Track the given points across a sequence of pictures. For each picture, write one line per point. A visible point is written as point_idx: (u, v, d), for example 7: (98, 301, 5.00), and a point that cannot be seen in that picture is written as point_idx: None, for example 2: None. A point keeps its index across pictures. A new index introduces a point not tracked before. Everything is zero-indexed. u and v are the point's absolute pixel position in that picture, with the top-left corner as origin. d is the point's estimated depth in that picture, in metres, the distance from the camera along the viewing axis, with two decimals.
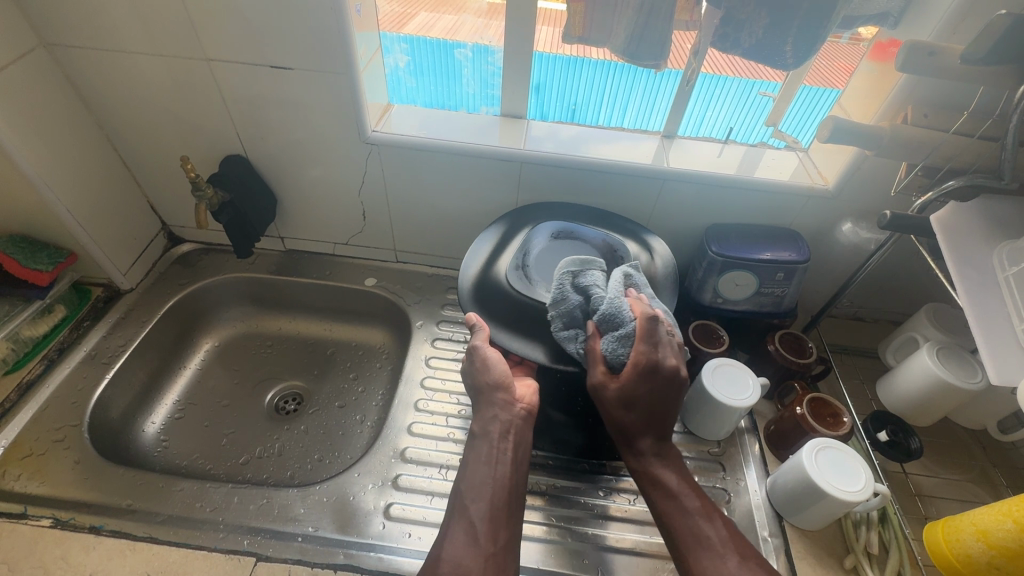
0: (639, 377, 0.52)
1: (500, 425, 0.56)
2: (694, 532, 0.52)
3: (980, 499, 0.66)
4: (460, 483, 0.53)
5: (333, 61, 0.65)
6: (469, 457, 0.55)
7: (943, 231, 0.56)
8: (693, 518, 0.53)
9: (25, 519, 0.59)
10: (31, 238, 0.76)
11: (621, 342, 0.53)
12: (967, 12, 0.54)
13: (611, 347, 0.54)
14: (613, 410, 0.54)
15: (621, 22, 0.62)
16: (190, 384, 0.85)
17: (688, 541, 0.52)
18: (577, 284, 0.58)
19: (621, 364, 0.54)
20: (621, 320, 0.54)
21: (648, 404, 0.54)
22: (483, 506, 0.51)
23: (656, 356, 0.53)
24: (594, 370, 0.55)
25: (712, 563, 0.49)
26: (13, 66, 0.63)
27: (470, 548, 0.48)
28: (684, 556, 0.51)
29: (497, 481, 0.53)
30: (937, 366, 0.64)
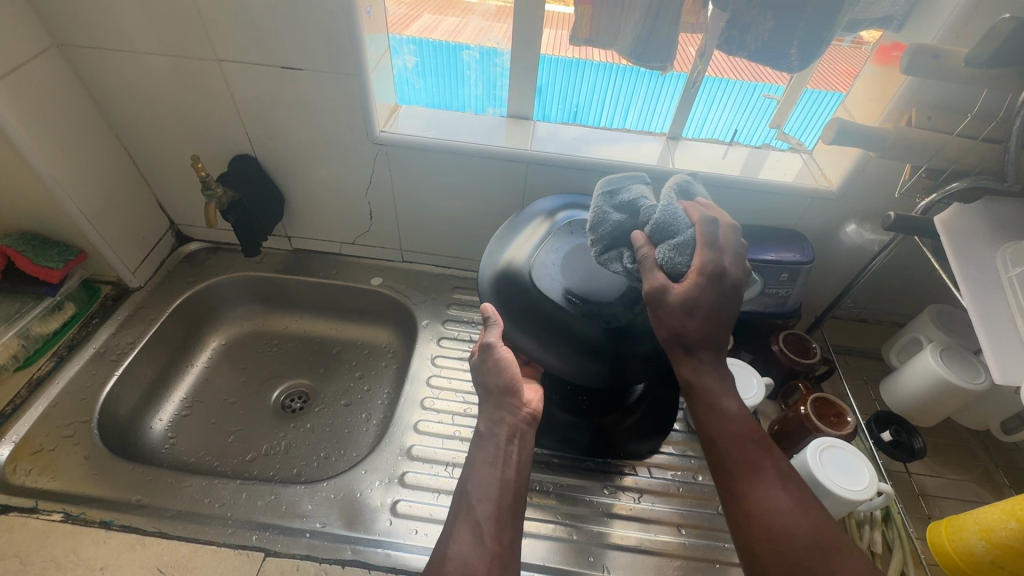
0: (702, 282, 0.49)
1: (508, 427, 0.56)
2: (748, 461, 0.49)
3: (984, 499, 0.67)
4: (467, 481, 0.53)
5: (342, 61, 0.66)
6: (474, 455, 0.55)
7: (947, 232, 0.56)
8: (745, 449, 0.49)
9: (35, 513, 0.59)
10: (42, 236, 0.76)
11: (685, 249, 0.50)
12: (971, 15, 0.55)
13: (670, 256, 0.50)
14: (673, 316, 0.50)
15: (628, 25, 0.63)
16: (197, 381, 0.85)
17: (738, 475, 0.48)
18: (624, 198, 0.55)
19: (678, 270, 0.50)
20: (678, 228, 0.51)
21: (710, 309, 0.50)
22: (489, 505, 0.51)
23: (719, 262, 0.50)
24: (649, 275, 0.51)
25: (763, 498, 0.47)
26: (27, 66, 0.63)
27: (478, 544, 0.48)
28: (732, 483, 0.48)
29: (504, 481, 0.53)
30: (940, 367, 0.64)
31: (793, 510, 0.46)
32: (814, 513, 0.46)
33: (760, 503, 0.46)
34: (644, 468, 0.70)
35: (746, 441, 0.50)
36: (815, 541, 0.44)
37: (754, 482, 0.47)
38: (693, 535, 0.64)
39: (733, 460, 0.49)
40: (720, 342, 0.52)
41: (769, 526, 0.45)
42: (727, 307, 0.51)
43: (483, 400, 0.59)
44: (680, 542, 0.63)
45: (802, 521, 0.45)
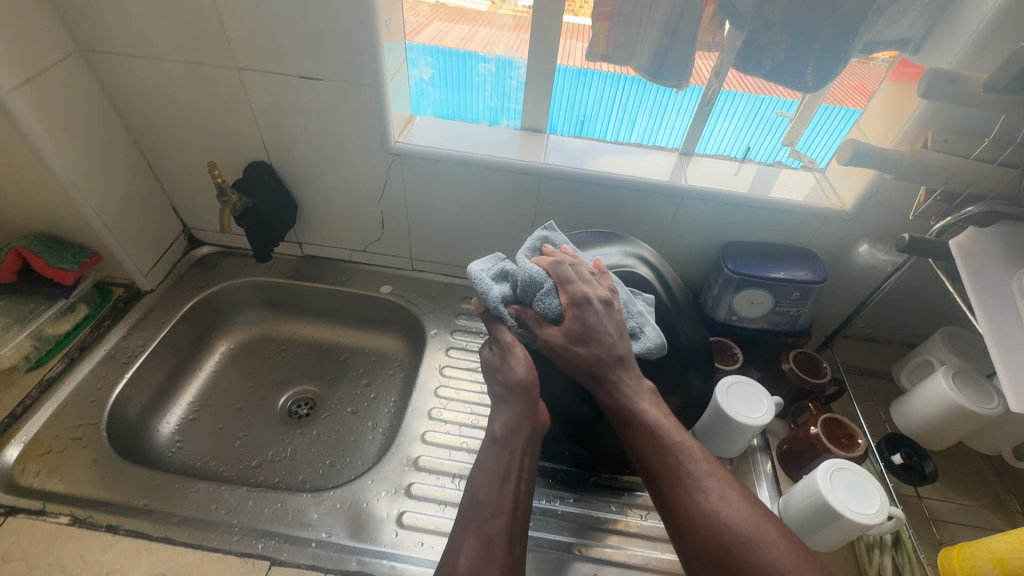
0: (575, 314, 0.54)
1: (524, 436, 0.54)
2: (674, 468, 0.48)
3: (995, 526, 0.66)
4: (477, 493, 0.52)
5: (360, 72, 0.67)
6: (486, 462, 0.54)
7: (962, 256, 0.56)
8: (671, 453, 0.48)
9: (43, 515, 0.59)
10: (57, 237, 0.77)
11: (549, 294, 0.55)
12: (989, 41, 0.55)
13: (545, 303, 0.55)
14: (568, 358, 0.53)
15: (645, 42, 0.63)
16: (204, 386, 0.86)
17: (670, 482, 0.47)
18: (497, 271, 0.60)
19: (555, 314, 0.55)
20: (537, 281, 0.55)
21: (588, 334, 0.53)
22: (500, 520, 0.50)
23: (579, 290, 0.55)
24: (537, 332, 0.55)
25: (694, 501, 0.46)
26: (50, 71, 0.64)
27: (484, 561, 0.48)
28: (665, 493, 0.47)
29: (514, 494, 0.52)
30: (952, 389, 0.64)
31: (722, 505, 0.45)
32: (745, 506, 0.45)
33: (691, 506, 0.45)
34: None
35: (670, 449, 0.49)
36: (746, 540, 0.43)
37: (682, 491, 0.46)
38: None
39: (656, 473, 0.48)
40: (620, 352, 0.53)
41: (704, 529, 0.44)
42: (608, 328, 0.53)
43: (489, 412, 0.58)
44: None
45: (736, 515, 0.44)
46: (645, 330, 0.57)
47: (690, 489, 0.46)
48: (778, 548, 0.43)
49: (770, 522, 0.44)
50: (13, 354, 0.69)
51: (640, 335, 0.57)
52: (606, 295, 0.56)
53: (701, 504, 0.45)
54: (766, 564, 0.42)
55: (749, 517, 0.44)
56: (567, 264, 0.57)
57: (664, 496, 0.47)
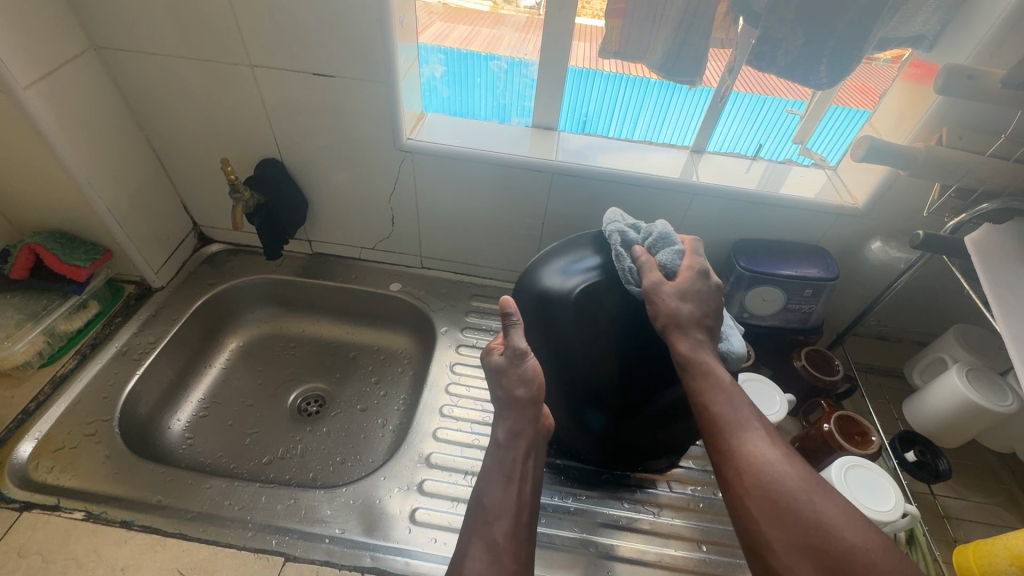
0: (689, 279, 0.57)
1: (527, 440, 0.55)
2: (737, 423, 0.50)
3: (1009, 524, 0.66)
4: (482, 496, 0.52)
5: (373, 69, 0.67)
6: (491, 467, 0.54)
7: (978, 252, 0.56)
8: (734, 411, 0.51)
9: (58, 511, 0.59)
10: (70, 234, 0.77)
11: (676, 253, 0.58)
12: (1005, 36, 0.55)
13: (669, 257, 0.58)
14: (666, 304, 0.54)
15: (659, 39, 0.63)
16: (214, 383, 0.86)
17: (729, 434, 0.50)
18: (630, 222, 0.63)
19: (667, 271, 0.57)
20: (672, 239, 0.60)
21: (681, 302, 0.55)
22: (505, 522, 0.50)
23: (701, 263, 0.59)
24: (652, 273, 0.56)
25: (755, 451, 0.48)
26: (65, 68, 0.64)
27: (499, 557, 0.48)
28: (724, 442, 0.49)
29: (520, 499, 0.52)
30: (966, 387, 0.63)
31: (779, 460, 0.47)
32: (798, 467, 0.47)
33: (752, 455, 0.48)
34: (663, 482, 0.70)
35: (735, 407, 0.51)
36: (805, 489, 0.45)
37: (741, 444, 0.49)
38: (713, 552, 0.63)
39: (719, 428, 0.50)
40: (710, 324, 0.56)
41: (762, 475, 0.46)
42: (711, 305, 0.57)
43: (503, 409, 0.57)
44: (699, 558, 0.62)
45: (790, 470, 0.46)
46: (733, 335, 0.60)
47: (752, 441, 0.49)
48: (831, 499, 0.45)
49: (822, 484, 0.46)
50: (26, 350, 0.70)
51: (727, 337, 0.59)
52: (717, 284, 0.59)
53: (763, 455, 0.47)
54: (822, 512, 0.44)
55: (804, 471, 0.46)
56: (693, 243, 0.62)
57: (723, 446, 0.49)
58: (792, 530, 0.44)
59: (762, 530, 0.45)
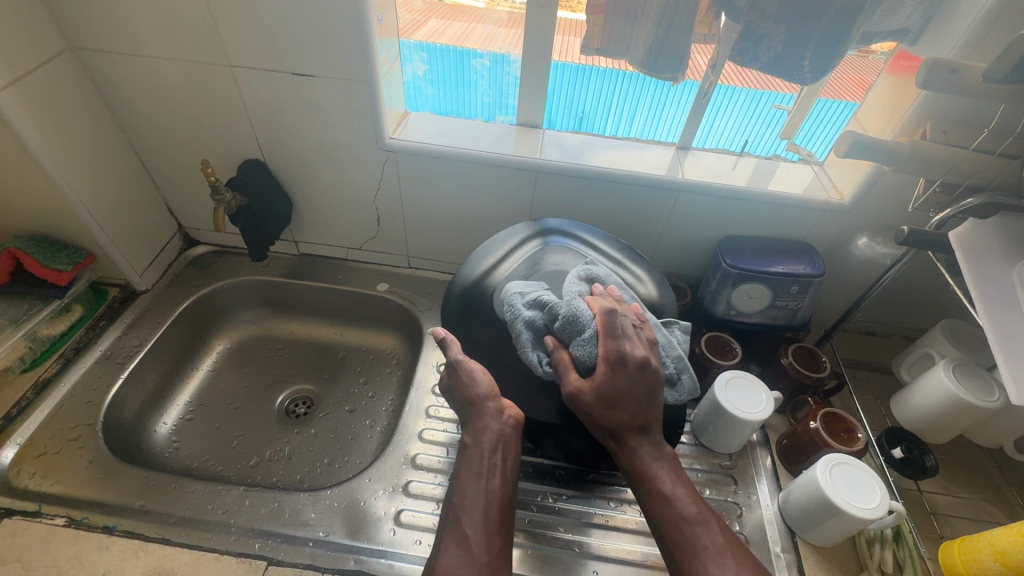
0: (608, 373, 0.51)
1: (491, 435, 0.54)
2: (689, 540, 0.47)
3: (995, 519, 0.65)
4: (453, 495, 0.52)
5: (354, 69, 0.66)
6: (461, 467, 0.54)
7: (961, 247, 0.56)
8: (690, 525, 0.48)
9: (39, 517, 0.59)
10: (52, 238, 0.77)
11: (587, 343, 0.52)
12: (989, 30, 0.54)
13: (582, 350, 0.52)
14: (593, 417, 0.51)
15: (641, 34, 0.62)
16: (201, 385, 0.85)
17: (680, 553, 0.47)
18: (530, 300, 0.56)
19: (592, 363, 0.52)
20: (580, 323, 0.52)
21: (619, 399, 0.51)
22: (476, 516, 0.50)
23: (617, 347, 0.52)
24: (563, 381, 0.52)
25: (706, 575, 0.45)
26: (41, 69, 0.64)
27: (466, 557, 0.47)
28: (677, 562, 0.47)
29: (490, 492, 0.52)
30: (954, 384, 0.63)
31: None
32: None
33: None
34: None
35: (686, 520, 0.48)
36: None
37: (696, 562, 0.46)
38: None
39: (669, 538, 0.48)
40: (643, 420, 0.51)
41: None
42: (638, 391, 0.51)
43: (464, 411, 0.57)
44: None
45: None
46: (682, 378, 0.57)
47: (705, 562, 0.46)
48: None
49: None
50: (8, 355, 0.69)
51: (677, 382, 0.57)
52: (644, 356, 0.52)
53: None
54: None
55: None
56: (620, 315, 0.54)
57: (676, 567, 0.47)
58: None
59: None
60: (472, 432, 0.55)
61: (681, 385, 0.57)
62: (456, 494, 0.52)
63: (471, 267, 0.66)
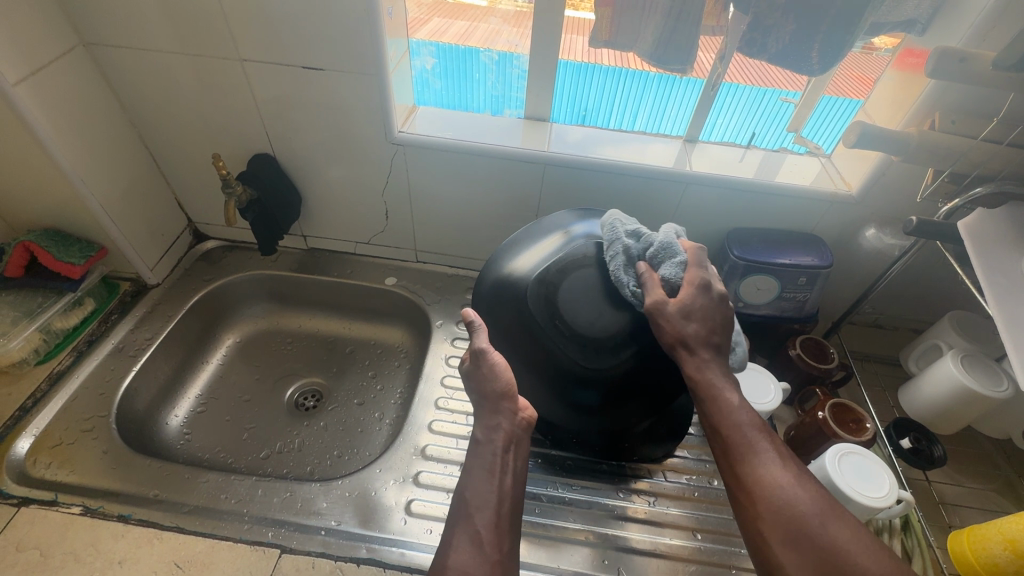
0: (698, 294, 0.55)
1: (506, 433, 0.55)
2: (750, 445, 0.50)
3: (1004, 509, 0.66)
4: (466, 490, 0.52)
5: (363, 63, 0.67)
6: (474, 462, 0.54)
7: (970, 237, 0.56)
8: (751, 431, 0.51)
9: (56, 506, 0.60)
10: (64, 232, 0.77)
11: (678, 265, 0.56)
12: (998, 18, 0.54)
13: (672, 271, 0.56)
14: (670, 325, 0.54)
15: (648, 27, 0.63)
16: (212, 378, 0.86)
17: (741, 455, 0.50)
18: (628, 230, 0.59)
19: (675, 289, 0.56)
20: (675, 248, 0.57)
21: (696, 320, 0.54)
22: (487, 514, 0.50)
23: (705, 277, 0.57)
24: (654, 295, 0.55)
25: (768, 474, 0.48)
26: (55, 64, 0.64)
27: (476, 555, 0.47)
28: (736, 463, 0.50)
29: (501, 491, 0.52)
30: (962, 374, 0.63)
31: (795, 483, 0.47)
32: (813, 485, 0.48)
33: (765, 477, 0.48)
34: (658, 471, 0.70)
35: (748, 428, 0.51)
36: (817, 512, 0.45)
37: (756, 464, 0.49)
38: (708, 540, 0.63)
39: (730, 443, 0.51)
40: (717, 340, 0.55)
41: (776, 497, 0.47)
42: (717, 316, 0.56)
43: (478, 405, 0.57)
44: (695, 546, 0.63)
45: (805, 492, 0.47)
46: (739, 347, 0.60)
47: (763, 464, 0.49)
48: (845, 525, 0.45)
49: (835, 500, 0.47)
50: (22, 347, 0.70)
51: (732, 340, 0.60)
52: (721, 291, 0.58)
53: (776, 479, 0.48)
54: (836, 534, 0.44)
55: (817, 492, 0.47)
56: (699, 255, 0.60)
57: (735, 467, 0.50)
58: (805, 555, 0.44)
59: (779, 558, 0.45)
60: (484, 428, 0.55)
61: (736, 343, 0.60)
62: (467, 489, 0.52)
63: (499, 264, 0.63)
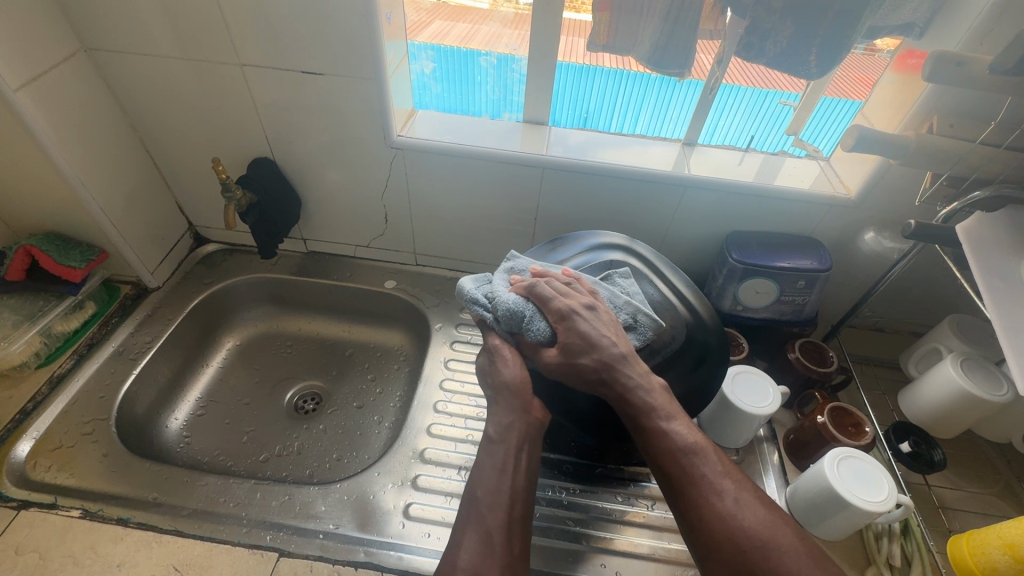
0: (566, 329, 0.53)
1: (519, 432, 0.53)
2: (689, 474, 0.48)
3: (1005, 513, 0.65)
4: (476, 489, 0.51)
5: (362, 67, 0.67)
6: (484, 460, 0.53)
7: (969, 240, 0.56)
8: (689, 460, 0.48)
9: (55, 509, 0.60)
10: (65, 236, 0.78)
11: (534, 320, 0.55)
12: (995, 23, 0.54)
13: (534, 328, 0.55)
14: (574, 372, 0.53)
15: (646, 31, 0.63)
16: (211, 382, 0.86)
17: (682, 484, 0.47)
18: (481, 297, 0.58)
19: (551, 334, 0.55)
20: (516, 311, 0.55)
21: (586, 345, 0.52)
22: (497, 513, 0.49)
23: (561, 304, 0.54)
24: (536, 356, 0.55)
25: (708, 504, 0.46)
26: (56, 70, 0.65)
27: (485, 557, 0.46)
28: (679, 494, 0.48)
29: (514, 489, 0.51)
30: (961, 377, 0.63)
31: (737, 510, 0.45)
32: (758, 510, 0.45)
33: (705, 509, 0.46)
34: None
35: (683, 452, 0.48)
36: (762, 544, 0.44)
37: (699, 494, 0.47)
38: None
39: (670, 472, 0.48)
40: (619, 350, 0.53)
41: (718, 530, 0.45)
42: (602, 331, 0.53)
43: (494, 403, 0.56)
44: None
45: (751, 519, 0.45)
46: (637, 322, 0.57)
47: (705, 493, 0.46)
48: (794, 552, 0.43)
49: (783, 523, 0.45)
50: (23, 351, 0.70)
51: (635, 326, 0.57)
52: (589, 301, 0.56)
53: (717, 510, 0.45)
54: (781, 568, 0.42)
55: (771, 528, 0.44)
56: (545, 282, 0.57)
57: (678, 499, 0.48)
58: None
59: None
60: (498, 426, 0.54)
61: (640, 327, 0.57)
62: (476, 488, 0.51)
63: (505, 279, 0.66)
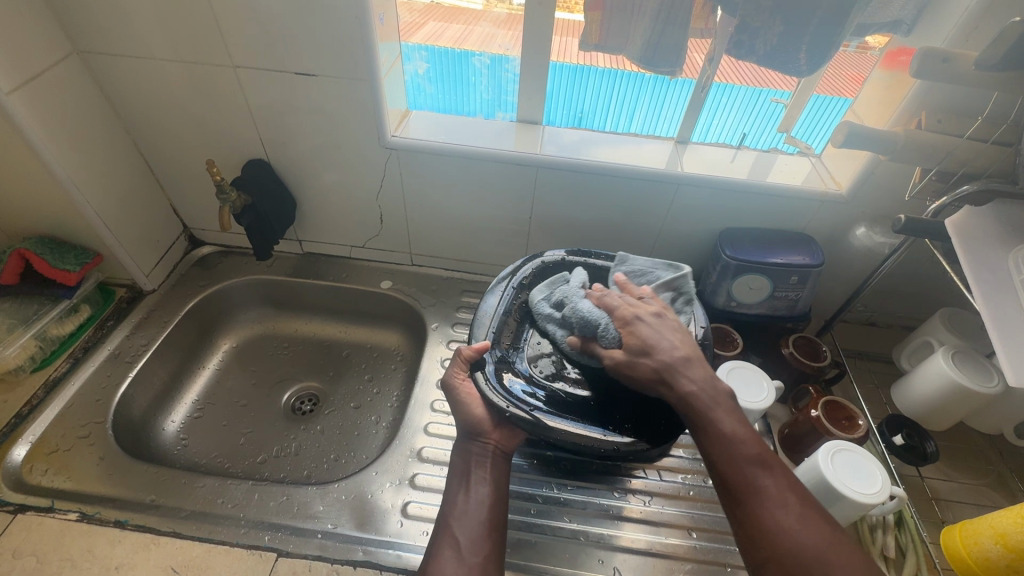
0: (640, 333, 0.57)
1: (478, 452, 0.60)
2: (751, 481, 0.46)
3: (997, 504, 0.66)
4: (447, 506, 0.56)
5: (355, 68, 0.67)
6: (454, 483, 0.58)
7: (957, 234, 0.57)
8: (752, 467, 0.47)
9: (52, 513, 0.60)
10: (59, 239, 0.78)
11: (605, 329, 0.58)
12: (980, 19, 0.55)
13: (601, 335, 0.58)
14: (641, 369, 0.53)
15: (637, 30, 0.63)
16: (208, 384, 0.86)
17: (743, 492, 0.46)
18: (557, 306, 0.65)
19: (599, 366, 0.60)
20: (591, 320, 0.59)
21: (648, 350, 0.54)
22: (467, 522, 0.54)
23: (627, 310, 0.58)
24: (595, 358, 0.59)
25: (770, 513, 0.45)
26: (48, 73, 0.65)
27: (457, 562, 0.50)
28: (741, 501, 0.46)
29: (478, 502, 0.56)
30: (952, 369, 0.64)
31: (800, 525, 0.44)
32: (824, 525, 0.44)
33: (768, 516, 0.45)
34: (654, 471, 0.70)
35: (751, 461, 0.47)
36: (825, 555, 0.42)
37: (760, 504, 0.45)
38: (703, 538, 0.64)
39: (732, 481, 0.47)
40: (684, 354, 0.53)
41: (781, 541, 0.43)
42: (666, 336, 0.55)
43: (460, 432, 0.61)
44: (691, 545, 0.63)
45: (813, 536, 0.43)
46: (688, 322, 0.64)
47: (767, 503, 0.45)
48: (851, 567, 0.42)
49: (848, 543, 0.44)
50: (18, 354, 0.70)
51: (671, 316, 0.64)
52: (657, 310, 0.58)
53: (780, 520, 0.44)
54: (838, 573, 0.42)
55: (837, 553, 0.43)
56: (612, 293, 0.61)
57: (738, 504, 0.46)
58: None
59: None
60: (462, 454, 0.60)
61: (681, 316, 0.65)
62: (449, 506, 0.56)
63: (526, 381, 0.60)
